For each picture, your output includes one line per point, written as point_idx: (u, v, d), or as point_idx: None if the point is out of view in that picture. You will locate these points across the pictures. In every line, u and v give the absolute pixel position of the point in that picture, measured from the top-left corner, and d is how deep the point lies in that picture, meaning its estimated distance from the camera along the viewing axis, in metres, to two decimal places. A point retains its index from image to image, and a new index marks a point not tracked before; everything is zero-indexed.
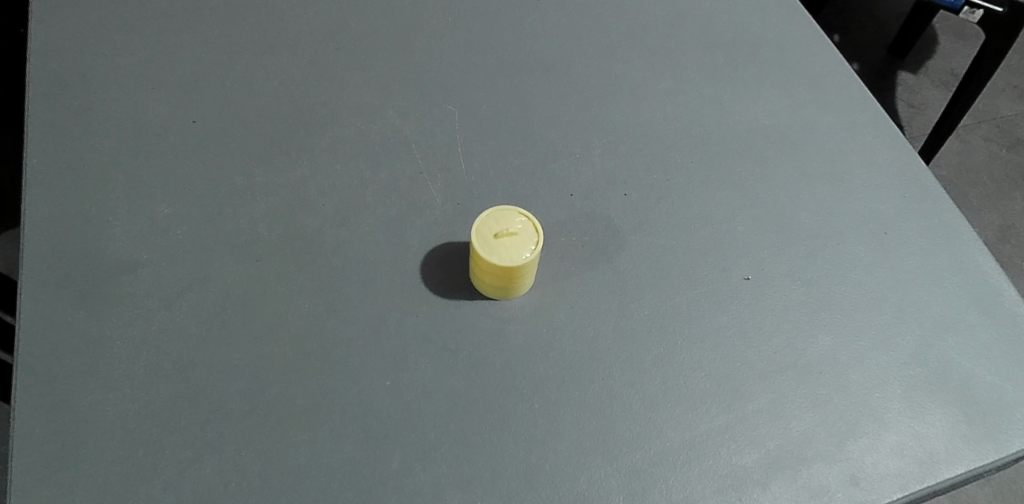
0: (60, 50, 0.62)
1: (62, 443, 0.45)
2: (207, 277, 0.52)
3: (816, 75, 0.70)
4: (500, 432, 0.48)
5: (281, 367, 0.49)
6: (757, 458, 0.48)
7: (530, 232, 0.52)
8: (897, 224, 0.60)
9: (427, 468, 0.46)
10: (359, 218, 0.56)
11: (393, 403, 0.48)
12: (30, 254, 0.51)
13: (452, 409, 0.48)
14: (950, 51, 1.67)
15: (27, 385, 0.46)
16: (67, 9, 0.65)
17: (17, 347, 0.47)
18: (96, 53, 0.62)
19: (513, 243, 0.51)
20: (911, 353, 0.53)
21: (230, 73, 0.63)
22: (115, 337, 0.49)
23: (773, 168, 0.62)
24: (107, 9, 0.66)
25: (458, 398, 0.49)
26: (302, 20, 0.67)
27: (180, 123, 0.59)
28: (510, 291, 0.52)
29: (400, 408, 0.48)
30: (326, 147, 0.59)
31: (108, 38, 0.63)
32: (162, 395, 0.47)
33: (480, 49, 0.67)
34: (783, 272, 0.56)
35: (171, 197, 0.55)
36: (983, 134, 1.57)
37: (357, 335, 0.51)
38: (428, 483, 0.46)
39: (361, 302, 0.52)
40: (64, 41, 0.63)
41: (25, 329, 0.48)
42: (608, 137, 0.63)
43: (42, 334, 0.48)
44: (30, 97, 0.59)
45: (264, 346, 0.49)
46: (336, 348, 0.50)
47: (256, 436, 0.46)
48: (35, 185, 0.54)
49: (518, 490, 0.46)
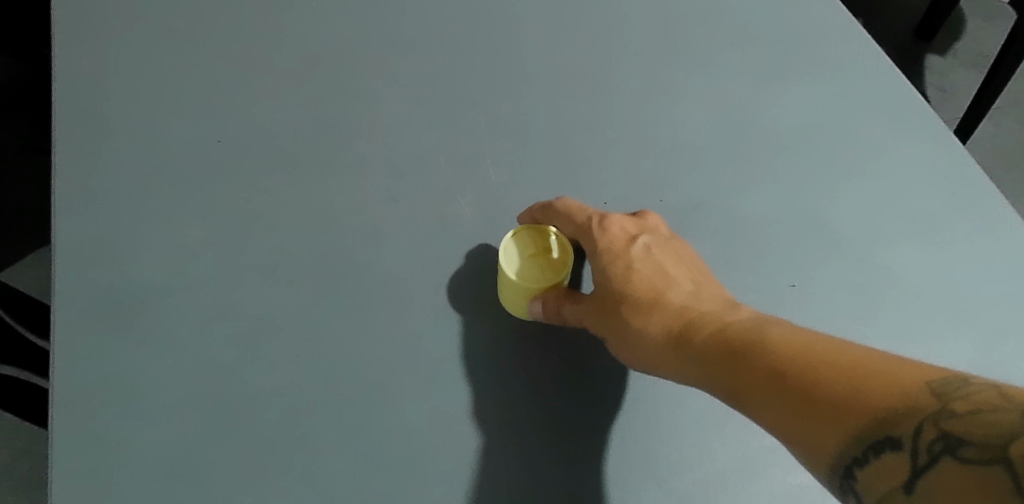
0: (78, 69, 0.61)
1: (99, 476, 0.44)
2: (241, 302, 0.51)
3: (854, 65, 0.67)
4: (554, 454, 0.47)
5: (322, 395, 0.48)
6: (811, 476, 0.48)
7: (562, 254, 0.53)
8: (948, 222, 0.59)
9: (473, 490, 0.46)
10: (390, 234, 0.55)
11: (439, 429, 0.47)
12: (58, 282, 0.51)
13: (502, 433, 0.48)
14: (979, 32, 1.63)
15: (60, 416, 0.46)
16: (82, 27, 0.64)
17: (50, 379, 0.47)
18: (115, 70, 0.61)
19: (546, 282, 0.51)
20: (967, 362, 0.53)
21: (252, 87, 0.62)
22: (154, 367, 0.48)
23: (813, 168, 0.61)
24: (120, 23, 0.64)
25: (506, 422, 0.48)
26: (322, 27, 0.66)
27: (204, 143, 0.58)
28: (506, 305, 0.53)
29: (448, 434, 0.47)
30: (353, 161, 0.58)
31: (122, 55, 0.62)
32: (198, 422, 0.46)
33: (506, 52, 0.66)
34: (831, 278, 0.55)
35: (198, 219, 0.54)
36: (1019, 116, 1.52)
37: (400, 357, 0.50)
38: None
39: (401, 320, 0.51)
40: (83, 59, 0.62)
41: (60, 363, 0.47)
42: (640, 140, 0.61)
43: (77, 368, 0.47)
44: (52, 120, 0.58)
45: (300, 368, 0.49)
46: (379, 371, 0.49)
47: (296, 464, 0.46)
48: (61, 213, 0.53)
49: None
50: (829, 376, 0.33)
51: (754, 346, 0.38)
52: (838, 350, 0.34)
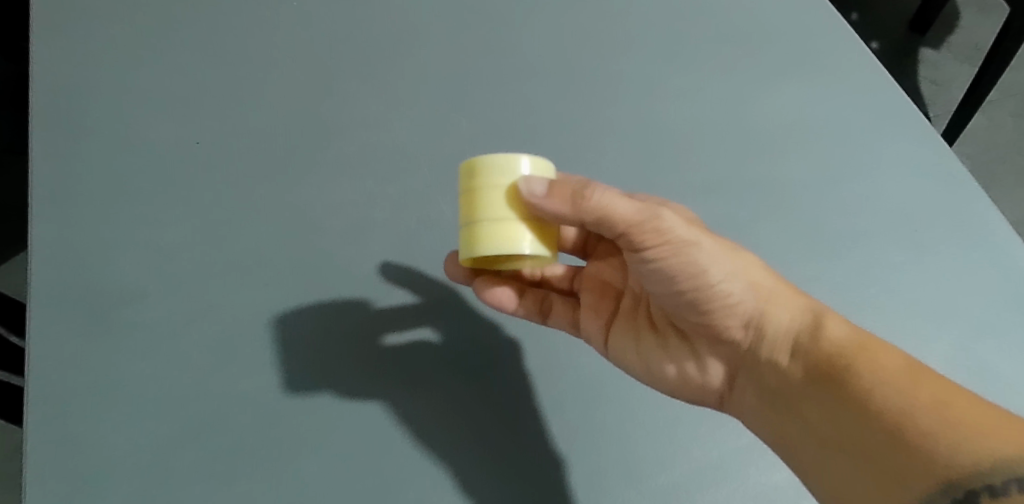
0: (49, 68, 0.61)
1: (78, 469, 0.47)
2: (230, 305, 0.53)
3: (836, 67, 0.69)
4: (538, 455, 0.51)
5: (314, 395, 0.51)
6: (785, 476, 0.52)
7: None
8: (926, 223, 0.61)
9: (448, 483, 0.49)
10: (370, 236, 0.57)
11: (428, 427, 0.51)
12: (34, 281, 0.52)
13: (489, 434, 0.51)
14: (973, 26, 1.63)
15: (39, 415, 0.48)
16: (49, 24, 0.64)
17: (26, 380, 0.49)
18: (89, 71, 0.62)
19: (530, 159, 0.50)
20: (947, 359, 0.55)
21: (228, 88, 0.62)
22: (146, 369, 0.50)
23: (791, 169, 0.63)
24: (93, 22, 0.65)
25: (495, 421, 0.52)
26: (302, 26, 0.67)
27: (180, 144, 0.59)
28: (494, 242, 0.47)
29: (437, 434, 0.51)
30: (331, 162, 0.60)
31: (103, 56, 0.63)
32: (178, 420, 0.49)
33: (483, 51, 0.66)
34: (807, 279, 0.58)
35: (175, 221, 0.56)
36: (1012, 109, 1.52)
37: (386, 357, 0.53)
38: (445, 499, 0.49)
39: (388, 325, 0.54)
40: (53, 57, 0.62)
41: (57, 356, 0.50)
42: (620, 143, 0.63)
43: (70, 370, 0.49)
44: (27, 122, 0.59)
45: (286, 367, 0.51)
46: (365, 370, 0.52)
47: (277, 459, 0.49)
48: (49, 219, 0.55)
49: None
50: (920, 401, 0.42)
51: (869, 356, 0.45)
52: (954, 389, 0.42)
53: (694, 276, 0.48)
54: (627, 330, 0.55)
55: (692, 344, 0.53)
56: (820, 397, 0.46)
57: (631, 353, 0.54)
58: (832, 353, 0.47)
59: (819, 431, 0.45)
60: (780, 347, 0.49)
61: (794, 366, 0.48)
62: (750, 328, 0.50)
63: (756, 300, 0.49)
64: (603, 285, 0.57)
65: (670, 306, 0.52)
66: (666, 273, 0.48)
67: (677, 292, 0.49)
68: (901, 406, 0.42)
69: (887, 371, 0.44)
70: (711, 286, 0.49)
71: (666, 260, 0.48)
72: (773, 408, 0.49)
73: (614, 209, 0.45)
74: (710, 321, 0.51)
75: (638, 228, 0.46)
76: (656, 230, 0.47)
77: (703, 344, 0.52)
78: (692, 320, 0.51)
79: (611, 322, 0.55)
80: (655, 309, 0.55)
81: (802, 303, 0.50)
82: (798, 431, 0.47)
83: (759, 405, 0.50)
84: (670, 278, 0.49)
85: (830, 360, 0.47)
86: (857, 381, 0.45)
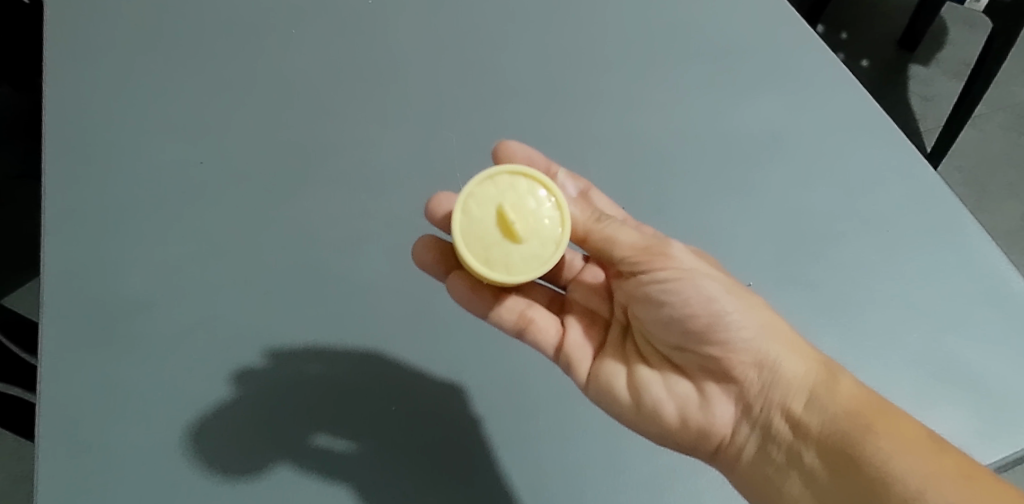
0: (79, 104, 0.69)
1: (89, 462, 0.52)
2: (239, 311, 0.58)
3: (811, 77, 0.72)
4: (522, 450, 0.54)
5: (313, 406, 0.55)
6: None
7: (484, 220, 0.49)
8: (900, 220, 0.64)
9: (439, 477, 0.53)
10: (364, 246, 0.62)
11: (417, 429, 0.55)
12: (60, 294, 0.59)
13: (473, 433, 0.54)
14: (961, 41, 1.66)
15: (59, 414, 0.54)
16: (82, 64, 0.72)
17: (47, 382, 0.55)
18: (111, 105, 0.69)
19: (490, 194, 0.50)
20: (918, 352, 0.57)
21: (235, 116, 0.69)
22: (162, 365, 0.56)
23: (767, 174, 0.66)
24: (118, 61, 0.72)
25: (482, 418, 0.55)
26: (307, 57, 0.73)
27: (189, 168, 0.66)
28: None
29: (424, 438, 0.54)
30: (326, 180, 0.65)
31: (132, 90, 0.70)
32: (181, 419, 0.54)
33: (472, 74, 0.72)
34: (786, 278, 0.60)
35: (183, 238, 0.62)
36: (1002, 121, 1.54)
37: (381, 357, 0.57)
38: (435, 493, 0.52)
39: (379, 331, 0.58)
40: (82, 95, 0.70)
41: (74, 361, 0.56)
42: (602, 153, 0.67)
43: (88, 370, 0.55)
44: (57, 151, 0.66)
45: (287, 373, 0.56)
46: (366, 371, 0.56)
47: (274, 457, 0.53)
48: (81, 234, 0.62)
49: (522, 496, 0.52)
50: (942, 469, 0.45)
51: (885, 415, 0.48)
52: (957, 456, 0.46)
53: (710, 308, 0.51)
54: (617, 360, 0.57)
55: (690, 376, 0.56)
56: (836, 451, 0.49)
57: (626, 385, 0.56)
58: (849, 409, 0.49)
59: (832, 483, 0.48)
60: (793, 395, 0.51)
61: (809, 418, 0.51)
62: (762, 372, 0.52)
63: (769, 344, 0.52)
64: (590, 314, 0.61)
65: (676, 337, 0.54)
66: (682, 303, 0.52)
67: (690, 323, 0.52)
68: (920, 471, 0.45)
69: (904, 434, 0.47)
70: (725, 319, 0.51)
71: (684, 291, 0.51)
72: (780, 454, 0.51)
73: (616, 237, 0.52)
74: (717, 356, 0.53)
75: (646, 254, 0.51)
76: (660, 260, 0.51)
77: (705, 378, 0.55)
78: (699, 354, 0.54)
79: (599, 350, 0.59)
80: (646, 344, 0.58)
81: (815, 354, 0.52)
82: (806, 479, 0.50)
83: (762, 449, 0.52)
84: (686, 308, 0.52)
85: (847, 415, 0.49)
86: (868, 430, 0.48)
